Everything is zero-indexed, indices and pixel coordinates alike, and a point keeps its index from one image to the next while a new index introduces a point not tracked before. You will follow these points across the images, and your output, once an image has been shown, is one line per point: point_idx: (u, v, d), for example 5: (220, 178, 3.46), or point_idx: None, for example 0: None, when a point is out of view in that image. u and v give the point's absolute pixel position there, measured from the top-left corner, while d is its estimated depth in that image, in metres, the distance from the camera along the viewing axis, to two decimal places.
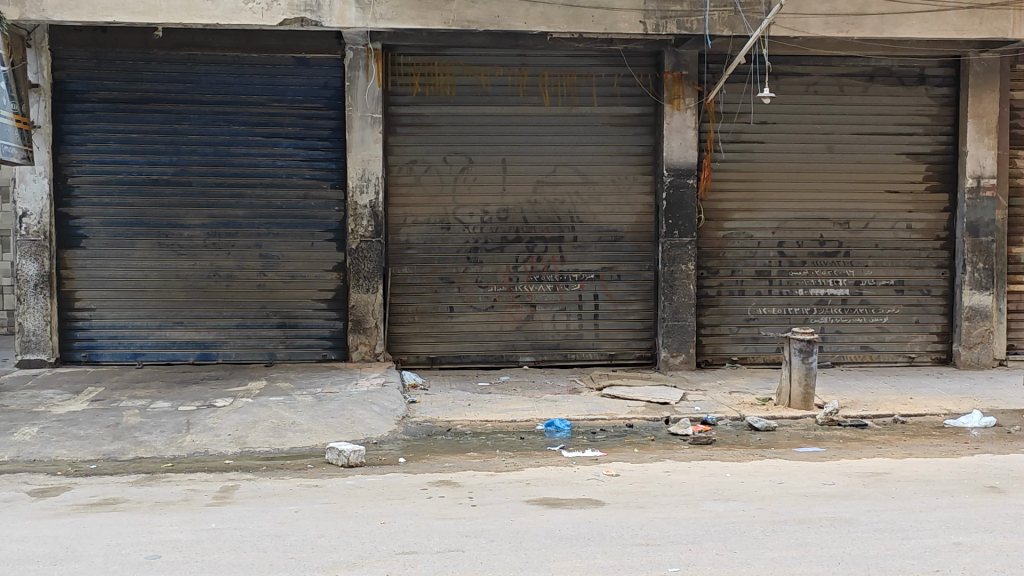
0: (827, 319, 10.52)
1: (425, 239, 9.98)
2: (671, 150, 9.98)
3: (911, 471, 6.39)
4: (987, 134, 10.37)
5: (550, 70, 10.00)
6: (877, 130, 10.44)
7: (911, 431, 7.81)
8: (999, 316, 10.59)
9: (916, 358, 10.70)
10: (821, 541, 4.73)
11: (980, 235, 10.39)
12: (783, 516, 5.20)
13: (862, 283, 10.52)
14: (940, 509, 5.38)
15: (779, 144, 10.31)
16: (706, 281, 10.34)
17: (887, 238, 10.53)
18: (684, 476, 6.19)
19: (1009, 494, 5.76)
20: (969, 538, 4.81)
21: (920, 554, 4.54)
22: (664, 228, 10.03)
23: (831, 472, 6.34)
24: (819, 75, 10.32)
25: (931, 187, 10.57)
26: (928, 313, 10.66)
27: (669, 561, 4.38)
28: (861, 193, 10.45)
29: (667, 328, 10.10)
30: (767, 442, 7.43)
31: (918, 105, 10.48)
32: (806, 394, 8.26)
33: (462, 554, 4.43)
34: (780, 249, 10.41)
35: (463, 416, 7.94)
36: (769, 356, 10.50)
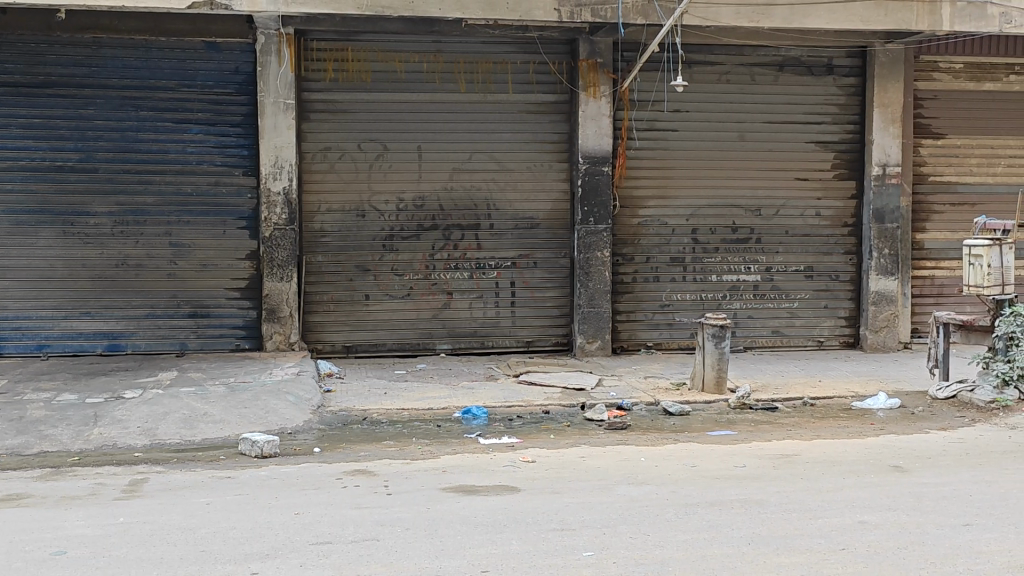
0: (739, 304, 10.68)
1: (340, 227, 9.89)
2: (586, 137, 10.03)
3: (819, 452, 6.54)
4: (892, 124, 10.65)
5: (465, 57, 9.97)
6: (787, 119, 10.62)
7: (819, 414, 7.99)
8: (904, 301, 10.89)
9: (825, 341, 10.95)
10: (732, 523, 4.81)
11: (886, 222, 10.67)
12: (695, 499, 5.28)
13: (773, 269, 10.72)
14: (846, 489, 5.52)
15: (692, 132, 10.43)
16: (621, 267, 10.43)
17: (797, 225, 10.74)
18: (598, 462, 6.24)
19: (912, 473, 5.94)
20: (874, 517, 4.94)
21: (826, 533, 4.65)
22: (580, 215, 10.08)
23: (742, 454, 6.45)
24: (731, 64, 10.45)
25: (839, 175, 10.81)
26: (836, 298, 10.92)
27: (583, 546, 4.42)
28: (772, 180, 10.63)
29: (583, 315, 10.15)
30: (681, 426, 7.53)
31: (826, 95, 10.71)
32: (719, 379, 8.39)
33: (376, 543, 4.40)
34: (693, 236, 10.54)
35: (379, 405, 7.89)
36: (683, 342, 10.63)
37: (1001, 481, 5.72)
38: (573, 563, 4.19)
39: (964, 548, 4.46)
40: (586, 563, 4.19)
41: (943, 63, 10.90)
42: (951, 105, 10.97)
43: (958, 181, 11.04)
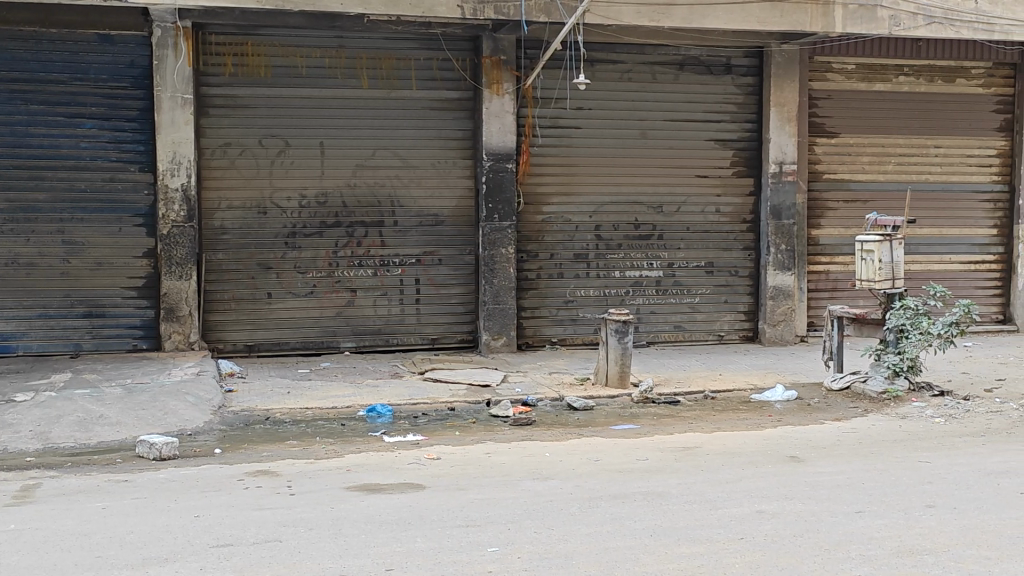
0: (642, 300, 10.82)
1: (240, 224, 9.72)
2: (490, 134, 10.04)
3: (719, 445, 6.67)
4: (789, 122, 10.91)
5: (367, 52, 9.90)
6: (688, 117, 10.80)
7: (720, 407, 8.16)
8: (800, 295, 11.17)
9: (725, 336, 11.17)
10: (634, 515, 4.88)
11: (783, 218, 10.93)
12: (599, 492, 5.34)
13: (675, 265, 10.89)
14: (745, 479, 5.65)
15: (594, 129, 10.53)
16: (525, 264, 10.48)
17: (697, 221, 10.94)
18: (503, 457, 6.27)
19: (808, 462, 6.10)
20: (772, 506, 5.06)
21: (725, 523, 4.75)
22: (484, 212, 10.10)
23: (645, 448, 6.54)
24: (633, 63, 10.58)
25: (738, 172, 11.03)
26: (735, 293, 11.15)
27: (489, 541, 4.44)
28: (673, 177, 10.80)
29: (488, 311, 10.18)
30: (585, 420, 7.61)
31: (725, 94, 10.92)
32: (623, 373, 8.51)
33: (279, 544, 4.35)
34: (596, 233, 10.65)
35: (282, 405, 7.79)
36: (587, 337, 10.73)
37: (892, 469, 5.92)
38: (478, 558, 4.20)
39: (857, 534, 4.60)
40: (492, 559, 4.21)
41: (836, 64, 11.21)
42: (843, 104, 11.29)
43: (851, 179, 11.37)
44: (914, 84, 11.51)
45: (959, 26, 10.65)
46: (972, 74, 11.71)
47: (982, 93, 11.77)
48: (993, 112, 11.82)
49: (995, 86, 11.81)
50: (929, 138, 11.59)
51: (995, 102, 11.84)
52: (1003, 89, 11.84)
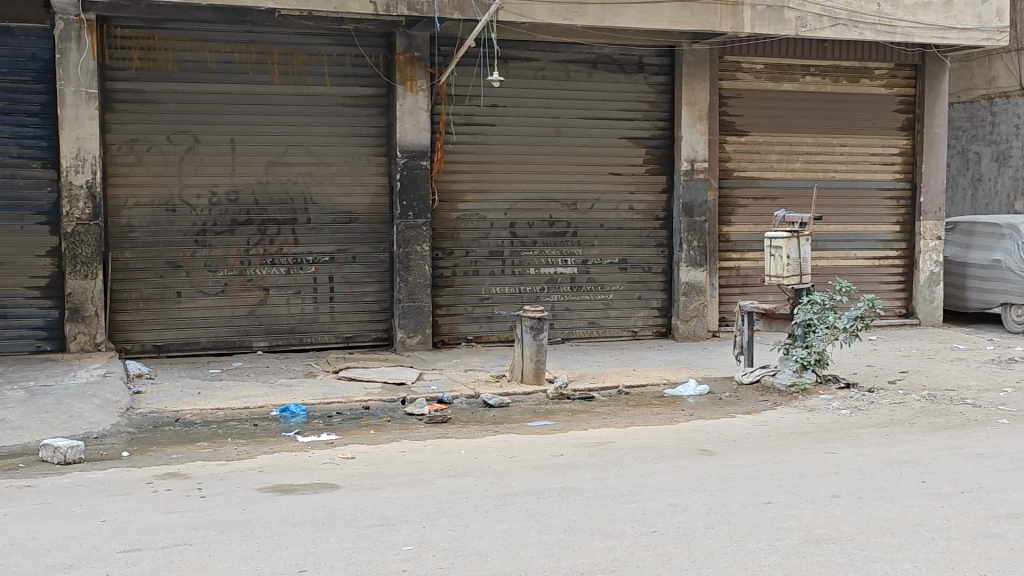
0: (557, 297, 10.88)
1: (148, 222, 9.52)
2: (404, 131, 9.99)
3: (632, 439, 6.74)
4: (700, 121, 11.07)
5: (278, 48, 9.76)
6: (601, 115, 10.88)
7: (634, 401, 8.25)
8: (712, 291, 11.35)
9: (639, 332, 11.30)
10: (549, 511, 4.91)
11: (695, 215, 11.09)
12: (513, 488, 5.36)
13: (589, 262, 10.97)
14: (658, 473, 5.72)
15: (508, 127, 10.55)
16: (440, 262, 10.45)
17: (611, 219, 11.04)
18: (418, 456, 6.25)
19: (719, 455, 6.21)
20: (684, 499, 5.14)
21: (638, 517, 4.80)
22: (398, 209, 10.04)
23: (559, 443, 6.58)
24: (546, 61, 10.62)
25: (650, 170, 11.16)
26: (649, 289, 11.29)
27: (403, 540, 4.41)
28: (587, 175, 10.88)
29: (403, 309, 10.13)
30: (501, 417, 7.62)
31: (637, 92, 11.03)
32: (538, 370, 8.54)
33: (189, 547, 4.27)
34: (511, 230, 10.68)
35: (193, 406, 7.65)
36: (502, 334, 10.76)
37: (799, 460, 6.06)
38: (392, 557, 4.18)
39: (766, 524, 4.69)
40: (406, 557, 4.19)
41: (745, 64, 11.41)
42: (753, 104, 11.51)
43: (760, 176, 11.60)
44: (820, 84, 11.78)
45: (862, 28, 10.94)
46: (876, 74, 12.03)
47: (885, 93, 12.10)
48: (895, 112, 12.17)
49: (897, 87, 12.15)
50: (835, 137, 11.87)
51: (897, 102, 12.19)
52: (904, 89, 12.19)
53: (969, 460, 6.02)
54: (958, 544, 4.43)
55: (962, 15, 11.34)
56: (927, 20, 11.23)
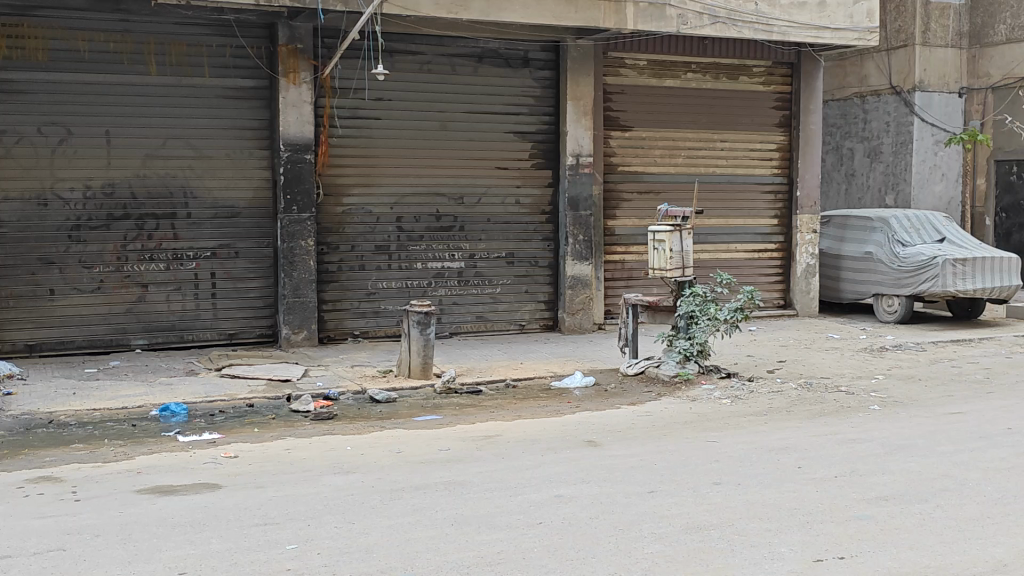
0: (444, 291, 10.87)
1: (19, 216, 9.16)
2: (288, 124, 9.83)
3: (519, 432, 6.78)
4: (584, 116, 11.18)
5: (156, 38, 9.49)
6: (487, 109, 10.90)
7: (521, 395, 8.30)
8: (597, 284, 11.49)
9: (526, 325, 11.38)
10: (436, 505, 4.90)
11: (580, 209, 11.20)
12: (400, 484, 5.34)
13: (476, 256, 10.99)
14: (544, 465, 5.77)
15: (394, 121, 10.48)
16: (326, 256, 10.32)
17: (498, 213, 11.07)
18: (303, 453, 6.17)
19: (605, 446, 6.30)
20: (569, 490, 5.19)
21: (524, 509, 4.83)
22: (282, 203, 9.88)
23: (447, 438, 6.58)
24: (431, 55, 10.57)
25: (536, 164, 11.23)
26: (536, 283, 11.36)
27: (287, 539, 4.35)
28: (473, 169, 10.89)
29: (288, 305, 9.97)
30: (388, 413, 7.58)
31: (522, 87, 11.07)
32: (425, 365, 8.51)
33: (63, 553, 4.13)
34: (397, 224, 10.61)
35: (68, 407, 7.40)
36: (390, 329, 10.69)
37: (682, 449, 6.18)
38: (275, 557, 4.12)
39: (648, 513, 4.78)
40: (290, 556, 4.13)
41: (628, 60, 11.58)
42: (636, 99, 11.69)
43: (644, 171, 11.79)
44: (701, 81, 12.02)
45: (740, 26, 11.20)
46: (754, 72, 12.34)
47: (763, 90, 12.42)
48: (772, 108, 12.51)
49: (774, 84, 12.49)
50: (715, 133, 12.15)
51: (774, 99, 12.52)
52: (781, 87, 12.54)
53: (842, 446, 6.23)
54: (831, 526, 4.59)
55: (835, 16, 11.72)
56: (802, 19, 11.57)
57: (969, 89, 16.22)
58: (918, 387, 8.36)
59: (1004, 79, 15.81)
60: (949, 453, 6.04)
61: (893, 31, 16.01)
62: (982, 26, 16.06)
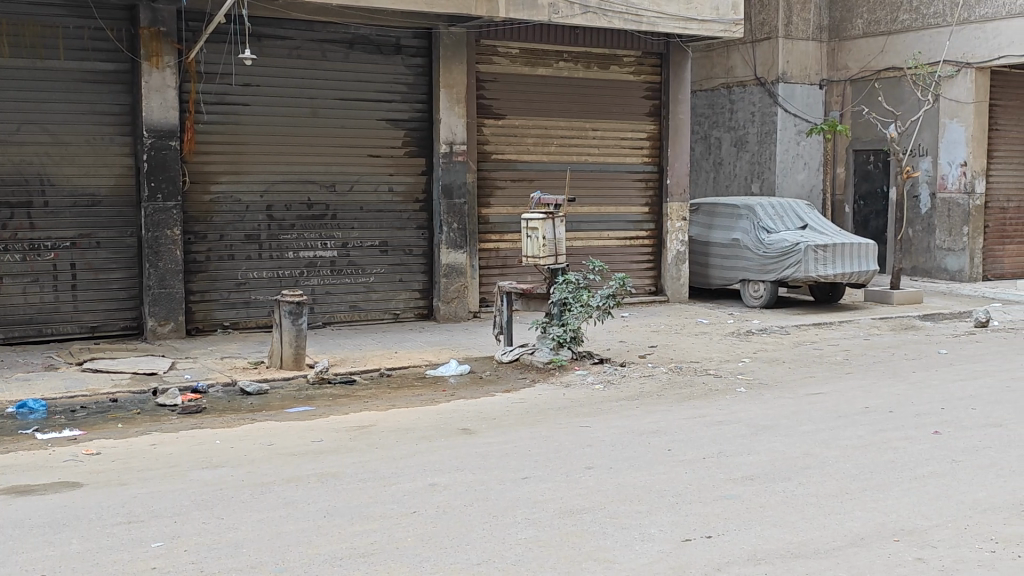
0: (317, 281, 10.71)
1: None
2: (151, 110, 9.53)
3: (394, 421, 6.73)
4: (457, 103, 11.15)
5: (7, 18, 9.07)
6: (359, 97, 10.77)
7: (395, 384, 8.25)
8: (471, 272, 11.52)
9: (400, 314, 11.31)
10: (307, 497, 4.83)
11: (454, 198, 11.18)
12: (271, 477, 5.24)
13: (349, 245, 10.87)
14: (419, 454, 5.74)
15: (263, 107, 10.25)
16: (193, 246, 10.06)
17: (371, 201, 10.97)
18: (169, 448, 6.00)
19: (479, 434, 6.30)
20: (444, 478, 5.18)
21: (398, 498, 4.81)
22: (146, 192, 9.59)
23: (320, 429, 6.48)
24: (301, 40, 10.37)
25: (409, 152, 11.15)
26: (410, 272, 11.31)
27: (152, 536, 4.23)
28: (344, 157, 10.75)
29: (153, 296, 9.68)
30: (259, 405, 7.44)
31: (395, 74, 10.97)
32: (297, 355, 8.37)
33: None
34: (267, 213, 10.40)
35: None
36: (260, 320, 10.48)
37: (556, 435, 6.23)
38: (139, 556, 4.00)
39: (522, 499, 4.80)
40: (155, 554, 4.01)
41: (501, 48, 11.60)
42: (509, 87, 11.73)
43: (517, 159, 11.85)
44: (573, 69, 12.13)
45: (610, 16, 11.34)
46: (624, 62, 12.51)
47: (633, 80, 12.62)
48: (642, 98, 12.71)
49: (644, 74, 12.69)
50: (587, 121, 12.29)
51: (645, 89, 12.73)
52: (651, 77, 12.74)
53: (711, 427, 6.39)
54: (700, 506, 4.70)
55: (702, 7, 11.98)
56: (671, 10, 11.77)
57: (829, 81, 16.86)
58: (782, 370, 8.64)
59: (861, 72, 16.41)
60: (811, 432, 6.25)
61: (757, 24, 16.45)
62: (841, 20, 16.70)
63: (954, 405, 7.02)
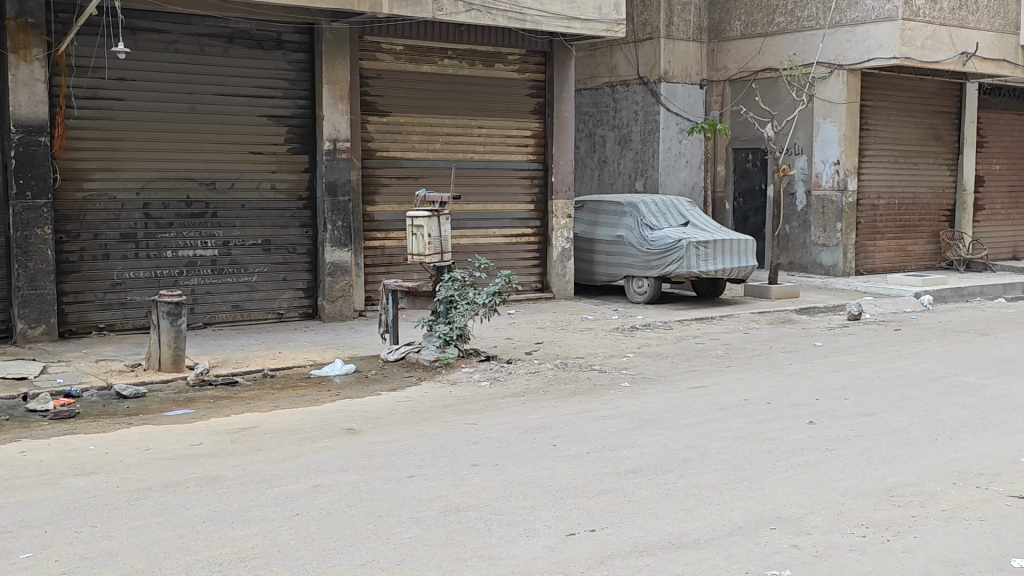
0: (197, 281, 10.45)
1: None
2: (18, 104, 9.18)
3: (276, 423, 6.62)
4: (341, 100, 11.02)
5: None
6: (240, 92, 10.56)
7: (279, 385, 8.12)
8: (356, 270, 11.42)
9: (284, 314, 11.14)
10: (185, 503, 4.71)
11: (338, 195, 11.06)
12: (149, 482, 5.09)
13: (230, 243, 10.65)
14: (303, 455, 5.65)
15: (138, 101, 9.96)
16: (64, 246, 9.71)
17: (253, 199, 10.77)
18: (39, 455, 5.77)
19: (364, 433, 6.25)
20: (328, 479, 5.12)
21: (281, 501, 4.73)
22: (15, 189, 9.22)
23: (199, 433, 6.33)
24: (178, 34, 10.10)
25: (292, 149, 10.98)
26: (294, 271, 11.14)
27: (20, 548, 4.07)
28: (225, 153, 10.52)
29: (23, 298, 9.31)
30: (136, 409, 7.23)
31: (276, 69, 10.79)
32: (177, 357, 8.16)
33: None
34: (144, 211, 10.12)
35: None
36: (138, 321, 10.17)
37: (442, 433, 6.22)
38: (6, 569, 3.84)
39: (408, 497, 4.78)
40: (23, 567, 3.86)
41: (385, 45, 11.53)
42: (393, 84, 11.65)
43: (401, 157, 11.80)
44: (458, 67, 12.11)
45: (495, 14, 11.36)
46: (509, 59, 12.55)
47: (518, 78, 12.66)
48: (526, 96, 12.78)
49: (528, 72, 12.75)
50: (472, 119, 12.31)
51: (529, 87, 12.79)
52: (535, 75, 12.82)
53: (595, 422, 6.47)
54: (585, 501, 4.74)
55: (584, 7, 12.10)
56: (554, 10, 11.86)
57: (709, 81, 17.23)
58: (665, 364, 8.79)
59: (740, 72, 16.82)
60: (691, 425, 6.37)
61: (639, 24, 16.70)
62: (720, 22, 17.09)
63: (827, 396, 7.25)
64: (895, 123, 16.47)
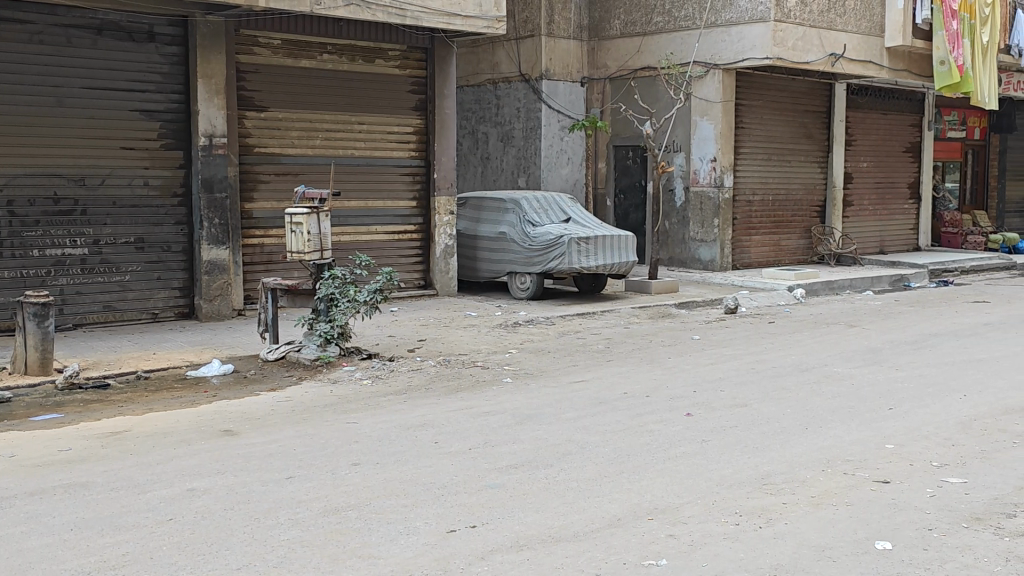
0: (66, 280, 10.10)
1: None
2: None
3: (150, 426, 6.43)
4: (216, 94, 10.81)
5: None
6: (110, 85, 10.23)
7: (153, 386, 7.89)
8: (235, 269, 11.19)
9: (160, 314, 10.84)
10: (52, 510, 4.54)
11: (214, 192, 10.86)
12: (13, 490, 4.89)
13: (101, 242, 10.32)
14: (179, 458, 5.52)
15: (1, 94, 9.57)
16: None
17: (125, 195, 10.44)
18: None
19: (243, 434, 6.13)
20: (203, 482, 5.00)
21: (154, 506, 4.60)
22: None
23: (69, 437, 6.12)
24: (43, 25, 9.76)
25: (165, 145, 10.69)
26: (169, 270, 10.87)
27: None
28: (94, 149, 10.18)
29: None
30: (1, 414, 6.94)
31: (148, 62, 10.49)
32: (44, 360, 7.87)
33: None
34: (8, 208, 9.73)
35: None
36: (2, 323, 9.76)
37: (323, 432, 6.15)
38: None
39: (287, 498, 4.72)
40: None
41: (261, 39, 11.32)
42: (270, 80, 11.47)
43: (281, 153, 11.62)
44: (338, 62, 11.99)
45: (374, 9, 11.26)
46: (389, 55, 12.46)
47: (398, 74, 12.59)
48: (407, 92, 12.71)
49: (409, 68, 12.68)
50: (353, 115, 12.20)
51: (410, 83, 12.73)
52: (416, 71, 12.76)
53: (479, 418, 6.48)
54: (464, 497, 4.74)
55: (465, 4, 12.09)
56: (434, 6, 11.81)
57: (590, 79, 17.46)
58: (547, 359, 8.86)
59: (619, 71, 17.07)
60: (572, 419, 6.44)
61: (521, 22, 16.81)
62: (599, 20, 17.32)
63: (705, 388, 7.42)
64: (768, 122, 16.94)
